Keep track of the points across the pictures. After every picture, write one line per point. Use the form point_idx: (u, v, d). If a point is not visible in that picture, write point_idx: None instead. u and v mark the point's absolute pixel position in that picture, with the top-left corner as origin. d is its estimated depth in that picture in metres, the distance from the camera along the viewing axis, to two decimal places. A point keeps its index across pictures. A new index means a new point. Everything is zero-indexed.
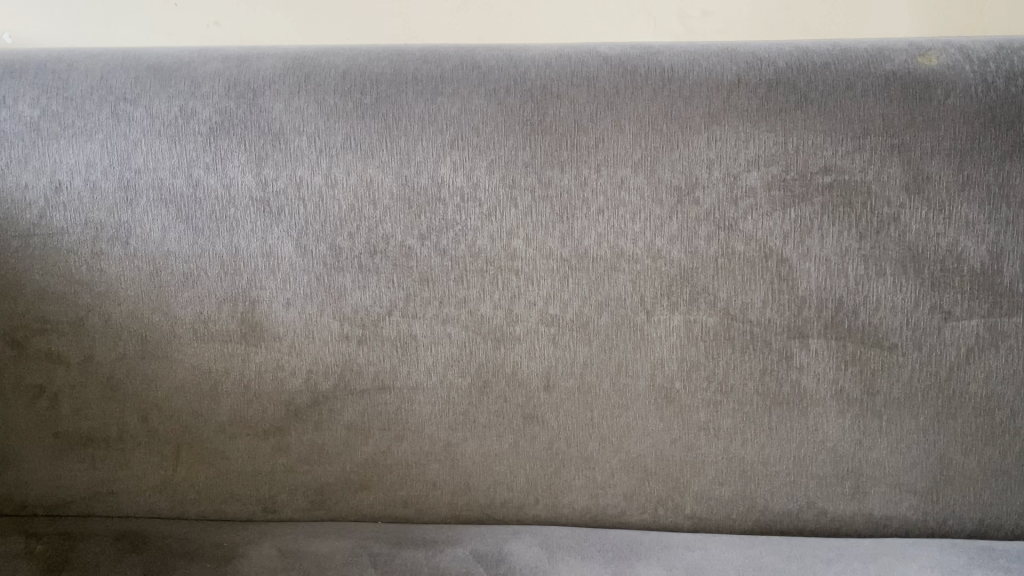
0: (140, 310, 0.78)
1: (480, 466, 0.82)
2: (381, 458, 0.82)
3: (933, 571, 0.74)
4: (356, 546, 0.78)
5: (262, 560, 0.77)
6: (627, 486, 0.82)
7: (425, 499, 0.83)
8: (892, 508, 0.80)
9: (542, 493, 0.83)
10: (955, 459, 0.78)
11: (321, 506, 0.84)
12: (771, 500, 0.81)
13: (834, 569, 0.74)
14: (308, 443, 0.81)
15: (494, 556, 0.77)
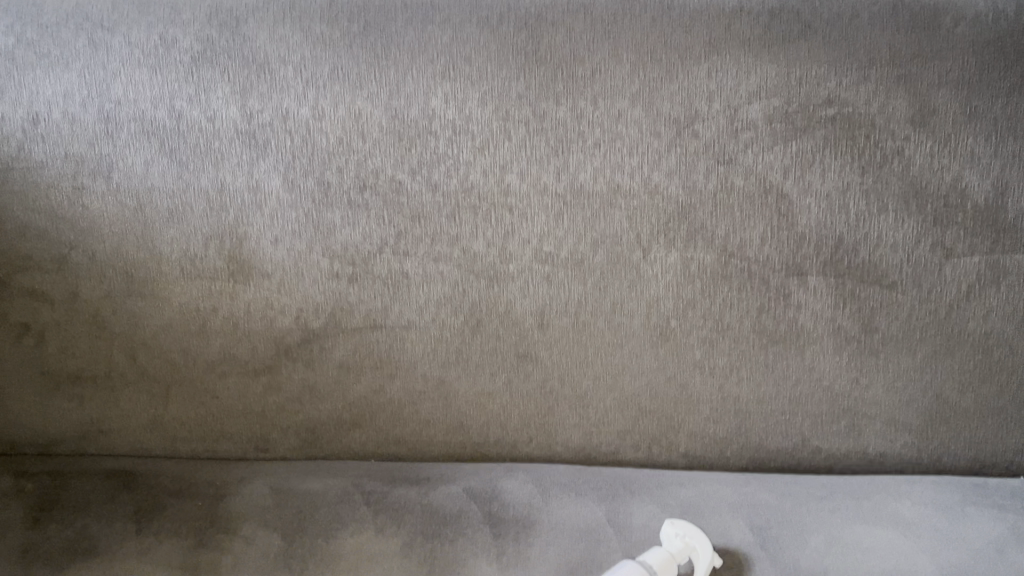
0: (125, 246, 0.76)
1: (473, 405, 0.81)
2: (374, 397, 0.81)
3: (928, 506, 0.73)
4: (348, 484, 0.78)
5: (254, 497, 0.76)
6: (621, 424, 0.81)
7: (418, 438, 0.83)
8: (886, 446, 0.80)
9: (536, 431, 0.82)
10: (951, 397, 0.77)
11: (314, 444, 0.83)
12: (765, 438, 0.80)
13: (829, 505, 0.74)
14: (299, 382, 0.80)
15: (487, 494, 0.76)
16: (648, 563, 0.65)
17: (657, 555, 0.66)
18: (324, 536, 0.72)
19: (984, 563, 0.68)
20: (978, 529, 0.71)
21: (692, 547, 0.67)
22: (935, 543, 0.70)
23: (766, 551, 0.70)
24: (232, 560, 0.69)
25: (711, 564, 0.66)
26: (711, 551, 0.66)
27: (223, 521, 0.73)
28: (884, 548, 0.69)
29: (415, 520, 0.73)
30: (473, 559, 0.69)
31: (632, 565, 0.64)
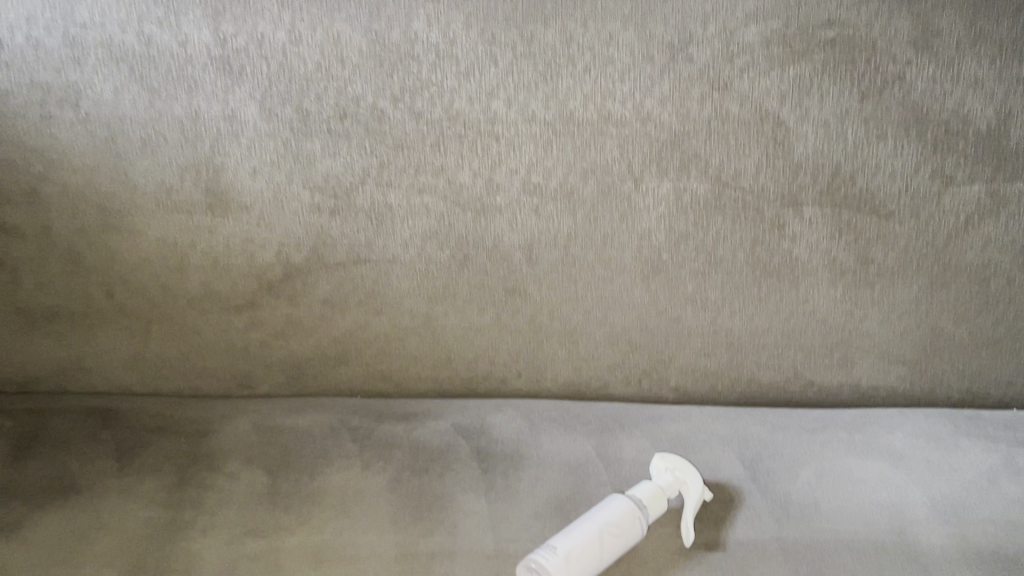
0: (98, 179, 0.73)
1: (461, 341, 0.80)
2: (359, 333, 0.79)
3: (920, 438, 0.73)
4: (333, 421, 0.76)
5: (238, 433, 0.75)
6: (611, 358, 0.80)
7: (405, 374, 0.81)
8: (879, 379, 0.79)
9: (525, 366, 0.81)
10: (946, 330, 0.76)
11: (298, 381, 0.82)
12: (757, 372, 0.79)
13: (821, 438, 0.73)
14: (283, 318, 0.79)
15: (475, 429, 0.75)
16: (637, 495, 0.64)
17: (646, 489, 0.64)
18: (309, 472, 0.70)
19: (977, 494, 0.67)
20: (970, 460, 0.70)
21: (681, 480, 0.65)
22: (928, 474, 0.69)
23: (757, 483, 0.69)
24: (217, 496, 0.68)
25: (701, 498, 0.64)
26: (699, 484, 0.65)
27: (207, 459, 0.72)
28: (876, 480, 0.69)
29: (402, 456, 0.72)
30: (462, 494, 0.68)
31: (620, 497, 0.63)
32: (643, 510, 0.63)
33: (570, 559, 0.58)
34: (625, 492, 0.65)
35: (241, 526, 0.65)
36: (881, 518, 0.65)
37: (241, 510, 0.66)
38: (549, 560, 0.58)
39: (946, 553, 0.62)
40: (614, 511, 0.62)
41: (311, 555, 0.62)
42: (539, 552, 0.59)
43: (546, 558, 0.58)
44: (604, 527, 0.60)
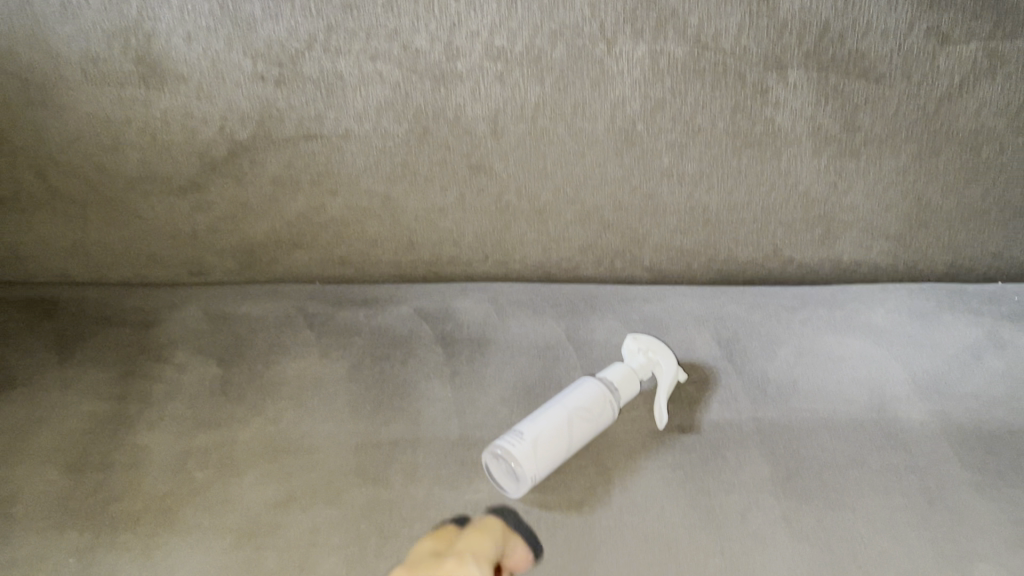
0: (14, 48, 0.65)
1: (423, 221, 0.75)
2: (313, 215, 0.74)
3: (902, 313, 0.70)
4: (288, 307, 0.72)
5: (187, 322, 0.71)
6: (583, 238, 0.76)
7: (365, 258, 0.77)
8: (861, 254, 0.76)
9: (492, 248, 0.76)
10: (933, 201, 0.72)
11: (253, 267, 0.77)
12: (735, 249, 0.76)
13: (800, 316, 0.70)
14: (231, 200, 0.73)
15: (440, 313, 0.71)
16: (607, 377, 0.61)
17: (616, 371, 0.61)
18: (262, 360, 0.67)
19: (960, 368, 0.65)
20: (952, 333, 0.68)
21: (654, 360, 0.62)
22: (909, 350, 0.66)
23: (733, 363, 0.66)
24: (165, 387, 0.64)
25: (675, 379, 0.62)
26: (673, 365, 0.62)
27: (154, 350, 0.68)
28: (855, 357, 0.66)
29: (362, 342, 0.68)
30: (425, 380, 0.65)
31: (590, 380, 0.60)
32: (614, 392, 0.60)
33: (538, 445, 0.55)
34: (596, 374, 0.62)
35: (192, 419, 0.61)
36: (860, 396, 0.62)
37: (190, 401, 0.63)
38: (516, 445, 0.55)
39: (927, 429, 0.60)
40: (583, 394, 0.59)
41: (266, 446, 0.59)
42: (506, 438, 0.56)
43: (513, 444, 0.55)
44: (574, 411, 0.57)
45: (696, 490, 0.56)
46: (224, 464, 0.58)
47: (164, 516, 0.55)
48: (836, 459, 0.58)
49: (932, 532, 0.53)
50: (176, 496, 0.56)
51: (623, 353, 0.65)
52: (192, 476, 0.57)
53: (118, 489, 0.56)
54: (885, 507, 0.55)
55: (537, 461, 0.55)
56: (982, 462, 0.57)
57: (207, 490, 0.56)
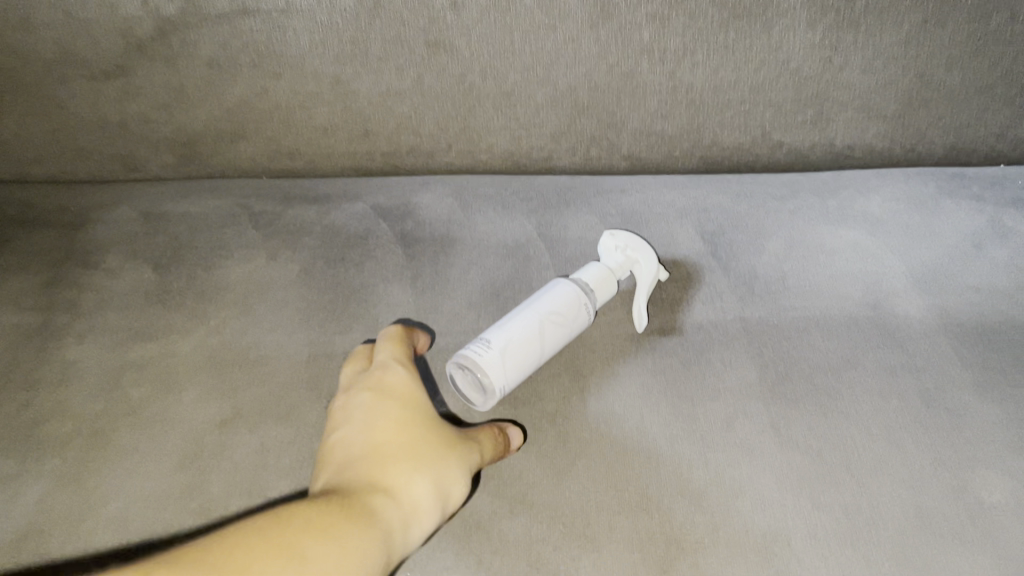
0: None
1: (377, 107, 0.67)
2: (254, 102, 0.66)
3: (899, 203, 0.65)
4: (232, 206, 0.65)
5: (119, 224, 0.64)
6: (555, 125, 0.68)
7: (315, 149, 0.69)
8: (856, 137, 0.69)
9: (456, 137, 0.69)
10: (935, 77, 0.65)
11: (193, 161, 0.70)
12: (720, 134, 0.69)
13: (789, 208, 0.64)
14: (162, 86, 0.65)
15: (399, 211, 0.65)
16: (583, 279, 0.56)
17: (593, 272, 0.56)
18: (204, 265, 0.60)
19: (960, 259, 0.60)
20: (951, 222, 0.63)
21: (633, 260, 0.57)
22: (907, 241, 0.62)
23: (717, 259, 0.61)
24: (95, 296, 0.58)
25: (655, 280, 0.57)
26: (653, 265, 0.57)
27: (83, 255, 0.61)
28: (849, 250, 0.61)
29: (313, 243, 0.62)
30: (383, 284, 0.59)
31: (564, 283, 0.55)
32: (590, 295, 0.55)
33: (507, 354, 0.50)
34: (570, 274, 0.57)
35: (125, 331, 0.56)
36: (854, 292, 0.58)
37: (125, 311, 0.57)
38: (484, 355, 0.50)
39: (925, 326, 0.56)
40: (556, 296, 0.54)
41: (209, 359, 0.54)
42: (473, 346, 0.51)
43: (480, 354, 0.50)
44: (547, 318, 0.52)
45: (678, 397, 0.52)
46: (163, 380, 0.53)
47: (98, 439, 0.50)
48: (828, 361, 0.54)
49: (929, 437, 0.50)
50: (111, 417, 0.51)
51: (599, 250, 0.60)
52: (127, 395, 0.52)
53: (46, 408, 0.51)
54: (880, 411, 0.51)
55: (506, 372, 0.50)
56: (983, 360, 0.53)
57: (144, 409, 0.51)
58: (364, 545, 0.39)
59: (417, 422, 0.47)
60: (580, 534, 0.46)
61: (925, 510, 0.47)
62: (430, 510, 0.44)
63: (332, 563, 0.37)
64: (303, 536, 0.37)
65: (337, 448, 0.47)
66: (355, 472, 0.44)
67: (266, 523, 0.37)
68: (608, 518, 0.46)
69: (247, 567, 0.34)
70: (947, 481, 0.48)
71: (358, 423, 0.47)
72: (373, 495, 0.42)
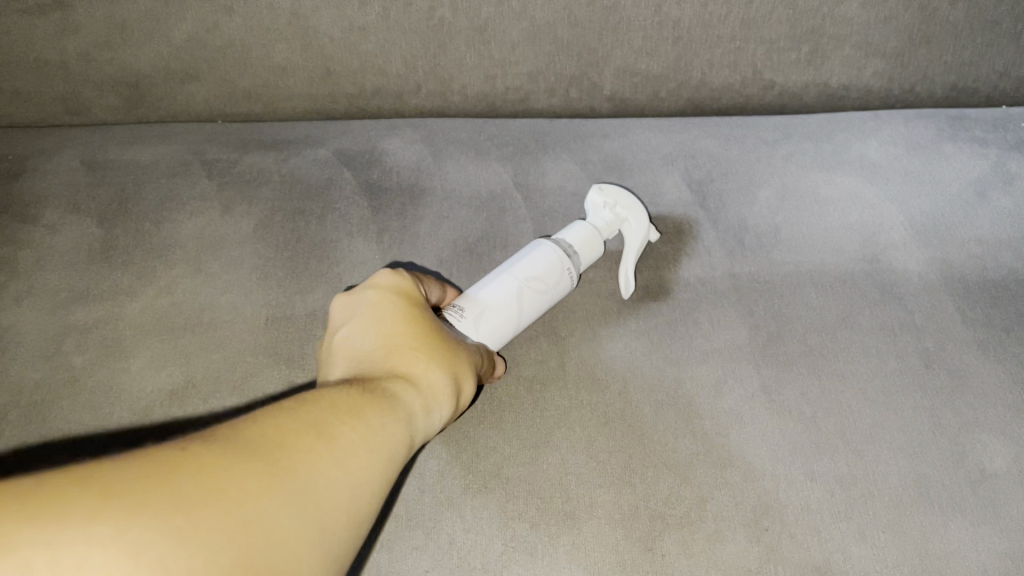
0: None
1: (339, 45, 0.61)
2: (204, 39, 0.60)
3: (896, 148, 0.61)
4: (183, 153, 0.60)
5: (60, 174, 0.59)
6: (532, 64, 0.63)
7: (274, 91, 0.64)
8: (853, 77, 0.65)
9: (425, 78, 0.64)
10: (938, 11, 0.61)
11: (141, 105, 0.65)
12: (708, 74, 0.64)
13: (782, 153, 0.60)
14: (103, 20, 0.59)
15: (364, 158, 0.60)
16: (564, 240, 0.52)
17: (575, 233, 0.52)
18: (152, 219, 0.56)
19: (962, 208, 0.57)
20: (952, 168, 0.59)
21: (621, 219, 0.53)
22: (906, 189, 0.58)
23: (705, 210, 0.57)
24: (34, 252, 0.53)
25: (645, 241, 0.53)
26: (643, 224, 0.53)
27: (20, 208, 0.56)
28: (845, 199, 0.57)
29: (271, 194, 0.57)
30: (347, 239, 0.55)
31: (545, 244, 0.51)
32: (573, 258, 0.51)
33: (479, 325, 0.46)
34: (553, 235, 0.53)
35: (67, 291, 0.51)
36: (851, 245, 0.55)
37: (66, 270, 0.53)
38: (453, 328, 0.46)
39: (925, 281, 0.52)
40: (537, 258, 0.50)
41: (159, 322, 0.50)
42: (443, 315, 0.47)
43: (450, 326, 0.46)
44: (524, 285, 0.49)
45: (664, 360, 0.48)
46: (109, 345, 0.49)
47: (36, 411, 0.46)
48: (824, 321, 0.50)
49: (931, 400, 0.47)
50: (50, 387, 0.47)
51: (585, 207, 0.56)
52: (69, 362, 0.48)
53: None
54: (877, 374, 0.48)
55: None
56: (986, 317, 0.50)
57: (89, 377, 0.47)
58: (389, 429, 0.35)
59: (427, 316, 0.43)
60: (558, 510, 0.43)
61: (924, 479, 0.44)
62: (446, 398, 0.40)
63: (363, 444, 0.33)
64: (331, 417, 0.33)
65: (338, 347, 0.41)
66: (368, 364, 0.39)
67: (285, 405, 0.33)
68: (589, 492, 0.43)
69: (278, 449, 0.30)
70: (947, 449, 0.45)
71: (358, 316, 0.42)
72: (391, 382, 0.38)
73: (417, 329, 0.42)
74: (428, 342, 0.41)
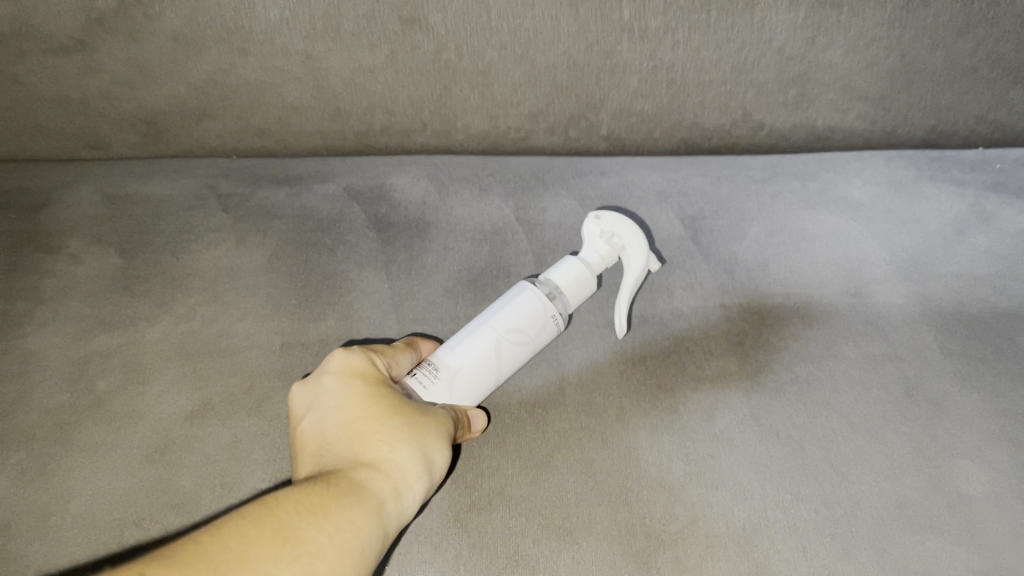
0: None
1: (350, 85, 0.64)
2: (222, 79, 0.63)
3: (878, 187, 0.64)
4: (200, 188, 0.63)
5: (82, 206, 0.61)
6: (533, 104, 0.66)
7: (288, 128, 0.67)
8: (836, 119, 0.68)
9: (431, 117, 0.67)
10: (917, 58, 0.63)
11: (158, 140, 0.67)
12: (701, 115, 0.67)
13: (770, 191, 0.64)
14: (125, 60, 0.61)
15: (373, 193, 0.63)
16: (553, 282, 0.53)
17: (567, 272, 0.53)
18: (171, 249, 0.59)
19: (941, 244, 0.60)
20: (931, 206, 0.63)
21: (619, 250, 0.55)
22: (889, 226, 0.61)
23: (698, 244, 0.60)
24: (57, 280, 0.56)
25: (645, 268, 0.55)
26: (642, 256, 0.55)
27: (44, 237, 0.59)
28: (831, 235, 0.60)
29: (284, 226, 0.60)
30: (356, 269, 0.57)
31: (529, 295, 0.52)
32: (562, 300, 0.53)
33: (455, 384, 0.48)
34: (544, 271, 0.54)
35: (89, 318, 0.54)
36: (835, 279, 0.57)
37: (89, 297, 0.55)
38: (428, 388, 0.48)
39: (905, 314, 0.55)
40: (519, 311, 0.51)
41: (177, 349, 0.52)
42: (420, 372, 0.48)
43: (425, 386, 0.48)
44: (504, 337, 0.50)
45: (659, 387, 0.51)
46: (129, 371, 0.51)
47: (61, 431, 0.48)
48: (809, 350, 0.53)
49: (912, 427, 0.49)
50: (74, 409, 0.49)
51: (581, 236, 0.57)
52: (92, 385, 0.50)
53: (7, 400, 0.49)
54: (861, 403, 0.51)
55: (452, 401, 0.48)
56: (964, 349, 0.53)
57: (111, 401, 0.50)
58: (356, 523, 0.38)
59: (389, 397, 0.45)
60: (558, 527, 0.45)
61: (904, 501, 0.46)
62: (419, 476, 0.42)
63: (330, 543, 0.36)
64: (295, 520, 0.36)
65: (309, 437, 0.44)
66: (334, 458, 0.42)
67: (251, 517, 0.36)
68: (588, 510, 0.46)
69: (241, 564, 0.33)
70: (927, 472, 0.47)
71: (321, 405, 0.44)
72: (357, 473, 0.41)
73: (378, 411, 0.44)
74: (392, 424, 0.43)
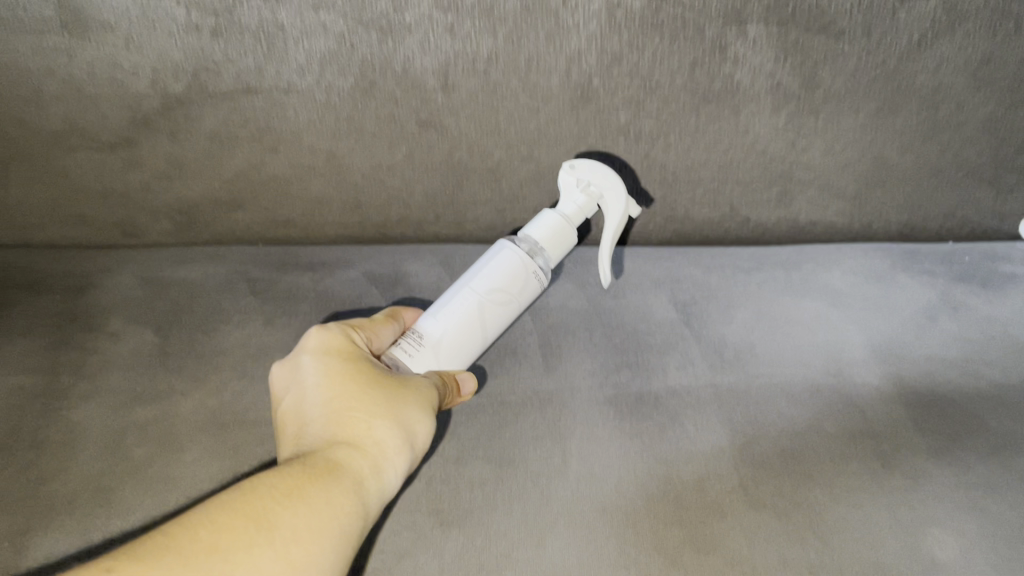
0: None
1: (369, 179, 0.69)
2: (253, 174, 0.68)
3: (856, 277, 0.69)
4: (230, 273, 0.68)
5: (122, 289, 0.67)
6: (538, 199, 0.71)
7: (310, 219, 0.72)
8: (818, 214, 0.72)
9: (443, 209, 0.72)
10: (889, 160, 0.68)
11: (191, 229, 0.73)
12: (691, 209, 0.72)
13: (756, 280, 0.69)
14: (164, 156, 0.66)
15: (390, 279, 0.68)
16: (531, 239, 0.62)
17: (543, 229, 0.62)
18: (203, 329, 0.63)
19: (914, 330, 0.65)
20: (905, 295, 0.68)
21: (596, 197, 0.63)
22: (866, 313, 0.66)
23: (691, 327, 0.65)
24: (99, 357, 0.61)
25: (619, 203, 0.63)
26: (617, 194, 0.63)
27: (87, 318, 0.64)
28: (813, 321, 0.65)
29: (307, 308, 0.65)
30: None
31: (509, 258, 0.60)
32: (541, 256, 0.62)
33: (440, 347, 0.57)
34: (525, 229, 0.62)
35: (128, 392, 0.58)
36: (818, 361, 0.62)
37: (128, 373, 0.60)
38: (413, 355, 0.57)
39: (882, 394, 0.60)
40: (496, 273, 0.60)
41: (208, 420, 0.57)
42: (405, 341, 0.58)
43: (411, 354, 0.57)
44: (484, 299, 0.59)
45: (656, 460, 0.55)
46: (164, 441, 0.55)
47: (101, 496, 0.52)
48: (794, 425, 0.57)
49: (890, 498, 0.53)
50: (113, 476, 0.53)
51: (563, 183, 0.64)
52: (129, 454, 0.54)
53: (53, 467, 0.54)
54: (843, 476, 0.54)
55: (436, 363, 0.58)
56: (938, 427, 0.57)
57: (147, 467, 0.54)
58: (333, 499, 0.44)
59: (368, 379, 0.51)
60: None
61: (882, 566, 0.50)
62: (397, 450, 0.49)
63: (304, 524, 0.42)
64: (271, 504, 0.42)
65: (298, 418, 0.51)
66: (319, 437, 0.49)
67: (230, 502, 0.41)
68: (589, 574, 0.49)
69: (217, 547, 0.39)
70: (904, 540, 0.51)
71: (308, 390, 0.51)
72: (339, 452, 0.47)
73: (356, 395, 0.50)
74: (370, 406, 0.50)
